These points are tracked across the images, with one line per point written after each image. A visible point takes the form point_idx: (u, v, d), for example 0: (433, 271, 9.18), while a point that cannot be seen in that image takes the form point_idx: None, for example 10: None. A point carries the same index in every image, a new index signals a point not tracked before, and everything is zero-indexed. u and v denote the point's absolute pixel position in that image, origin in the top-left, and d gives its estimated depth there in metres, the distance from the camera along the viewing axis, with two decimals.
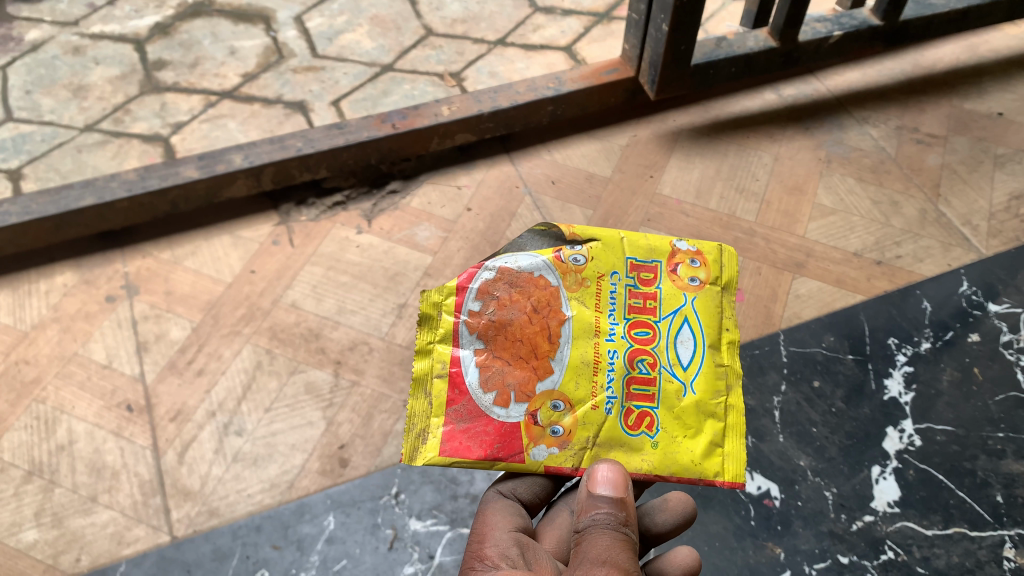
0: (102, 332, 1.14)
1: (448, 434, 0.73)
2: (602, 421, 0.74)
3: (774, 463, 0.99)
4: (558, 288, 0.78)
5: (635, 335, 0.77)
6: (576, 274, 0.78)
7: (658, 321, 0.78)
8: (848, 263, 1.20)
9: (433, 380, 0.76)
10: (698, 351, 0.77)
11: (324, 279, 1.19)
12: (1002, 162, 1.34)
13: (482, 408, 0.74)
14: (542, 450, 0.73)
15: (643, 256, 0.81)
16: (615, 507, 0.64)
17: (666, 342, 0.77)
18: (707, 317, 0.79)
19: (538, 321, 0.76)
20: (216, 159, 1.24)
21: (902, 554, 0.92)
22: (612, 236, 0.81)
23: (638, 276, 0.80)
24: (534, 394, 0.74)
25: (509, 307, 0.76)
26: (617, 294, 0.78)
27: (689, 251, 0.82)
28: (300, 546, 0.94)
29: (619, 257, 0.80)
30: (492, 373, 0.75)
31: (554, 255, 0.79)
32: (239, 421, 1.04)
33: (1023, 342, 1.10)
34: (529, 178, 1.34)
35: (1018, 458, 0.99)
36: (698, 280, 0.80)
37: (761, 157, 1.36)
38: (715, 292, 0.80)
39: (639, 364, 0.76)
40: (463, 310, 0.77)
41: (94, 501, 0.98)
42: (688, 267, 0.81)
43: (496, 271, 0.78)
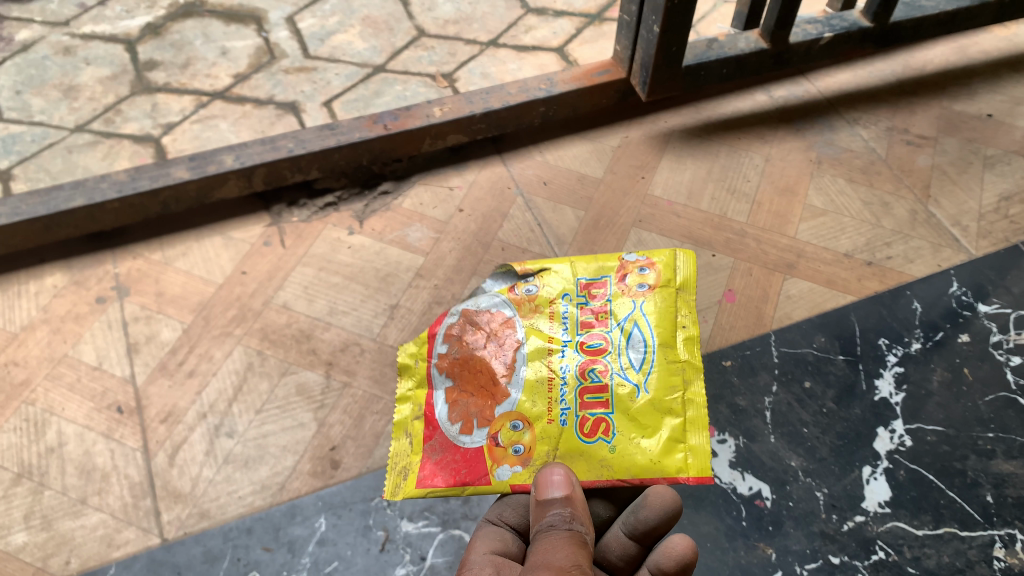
0: (92, 333, 1.13)
1: (423, 466, 0.92)
2: (559, 432, 0.90)
3: (766, 463, 1.00)
4: (514, 318, 1.00)
5: (587, 348, 0.96)
6: (530, 302, 1.01)
7: (609, 331, 0.97)
8: (839, 263, 1.20)
9: (412, 423, 0.96)
10: (648, 355, 0.94)
11: (315, 280, 1.19)
12: (991, 163, 1.34)
13: (450, 437, 0.93)
14: (506, 470, 0.89)
15: (594, 277, 1.04)
16: (562, 506, 0.67)
17: (617, 350, 0.95)
18: (655, 321, 0.97)
19: (496, 352, 0.97)
20: (207, 159, 1.23)
21: (893, 554, 0.93)
22: (560, 264, 1.06)
23: (588, 295, 1.01)
24: (494, 419, 0.92)
25: (469, 346, 0.99)
26: (569, 314, 1.00)
27: (639, 262, 1.04)
28: (291, 548, 0.94)
29: (570, 282, 1.03)
30: (459, 409, 0.94)
31: (511, 292, 1.03)
32: (230, 423, 1.04)
33: (1012, 342, 1.10)
34: (521, 179, 1.34)
35: (1008, 458, 1.00)
36: (647, 285, 1.01)
37: (752, 158, 1.36)
38: (668, 294, 1.00)
39: (591, 375, 0.94)
40: (434, 355, 1.00)
41: (84, 503, 0.98)
42: (638, 276, 1.03)
43: (459, 315, 1.02)
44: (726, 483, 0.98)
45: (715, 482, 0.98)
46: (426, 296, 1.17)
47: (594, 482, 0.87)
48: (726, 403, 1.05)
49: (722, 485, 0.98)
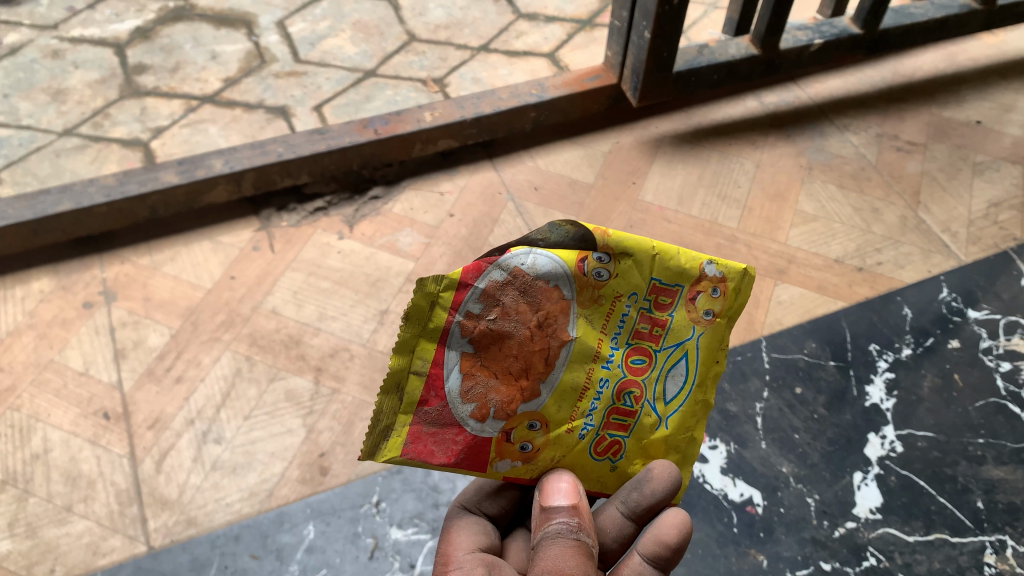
0: (79, 338, 1.12)
1: (414, 434, 0.64)
2: (574, 445, 0.67)
3: (757, 469, 0.99)
4: (571, 302, 0.64)
5: (631, 363, 0.67)
6: (593, 290, 0.64)
7: (658, 351, 0.67)
8: (830, 269, 1.20)
9: (408, 375, 0.64)
10: (686, 386, 0.68)
11: (305, 285, 1.18)
12: (980, 169, 1.35)
13: (456, 416, 0.64)
14: (506, 464, 0.66)
15: (669, 280, 0.65)
16: (567, 516, 0.62)
17: (658, 374, 0.68)
18: (708, 353, 0.68)
19: (539, 339, 0.64)
20: (196, 164, 1.23)
21: (884, 560, 0.92)
22: (647, 246, 0.64)
23: (655, 300, 0.66)
24: (515, 413, 0.65)
25: (513, 318, 0.63)
26: (627, 318, 0.66)
27: (716, 277, 0.65)
28: (279, 555, 0.93)
29: (643, 277, 0.64)
30: (476, 386, 0.64)
31: (577, 264, 0.63)
32: (218, 429, 1.03)
33: (1001, 348, 1.11)
34: (512, 184, 1.33)
35: (998, 463, 1.00)
36: (713, 314, 0.66)
37: (742, 164, 1.37)
38: (724, 327, 0.67)
39: (626, 397, 0.67)
40: (460, 310, 0.63)
41: (69, 510, 0.96)
42: (707, 297, 0.66)
43: (508, 272, 0.62)
44: (718, 489, 0.98)
45: (706, 488, 0.98)
46: None
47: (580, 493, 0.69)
48: (717, 408, 1.04)
49: (713, 492, 0.98)
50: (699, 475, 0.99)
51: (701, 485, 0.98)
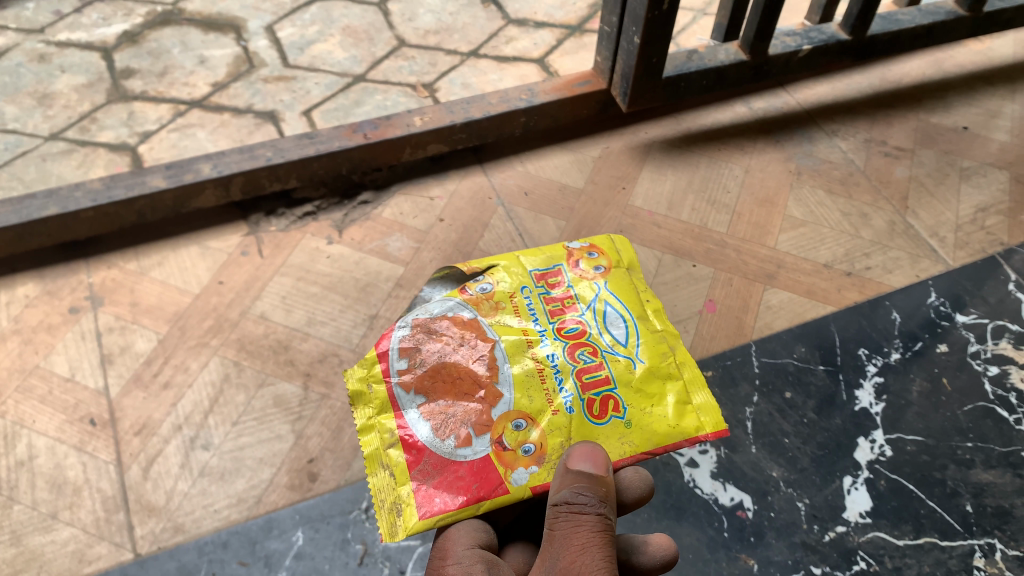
0: (64, 344, 1.11)
1: (419, 494, 0.77)
2: (568, 421, 0.82)
3: (747, 474, 0.99)
4: (476, 319, 0.89)
5: (567, 336, 0.90)
6: (489, 301, 0.91)
7: (581, 317, 0.92)
8: (818, 274, 1.21)
9: (387, 453, 0.80)
10: (628, 329, 0.92)
11: (293, 290, 1.18)
12: (968, 175, 1.36)
13: (446, 456, 0.79)
14: (522, 473, 0.78)
15: (546, 266, 0.97)
16: (590, 488, 0.64)
17: (598, 330, 0.91)
18: (623, 296, 0.96)
19: (466, 352, 0.86)
20: (184, 168, 1.22)
21: (874, 564, 0.92)
22: (511, 259, 0.98)
23: (548, 287, 0.95)
24: (493, 422, 0.81)
25: (433, 355, 0.85)
26: (534, 305, 0.93)
27: (583, 247, 1.01)
28: (268, 562, 0.92)
29: (525, 275, 0.96)
30: (444, 425, 0.80)
31: (463, 295, 0.92)
32: (206, 435, 1.02)
33: (989, 352, 1.11)
34: (501, 188, 1.33)
35: (987, 467, 1.00)
36: (601, 268, 0.99)
37: (732, 169, 1.37)
38: (621, 273, 0.99)
39: (582, 357, 0.88)
40: (392, 374, 0.84)
41: (54, 518, 0.95)
42: (590, 262, 0.99)
43: (409, 327, 0.87)
44: (708, 493, 0.98)
45: (697, 492, 0.98)
46: (405, 306, 1.16)
47: (618, 462, 0.81)
48: None
49: (704, 496, 0.97)
50: (690, 479, 0.99)
51: (692, 489, 0.98)
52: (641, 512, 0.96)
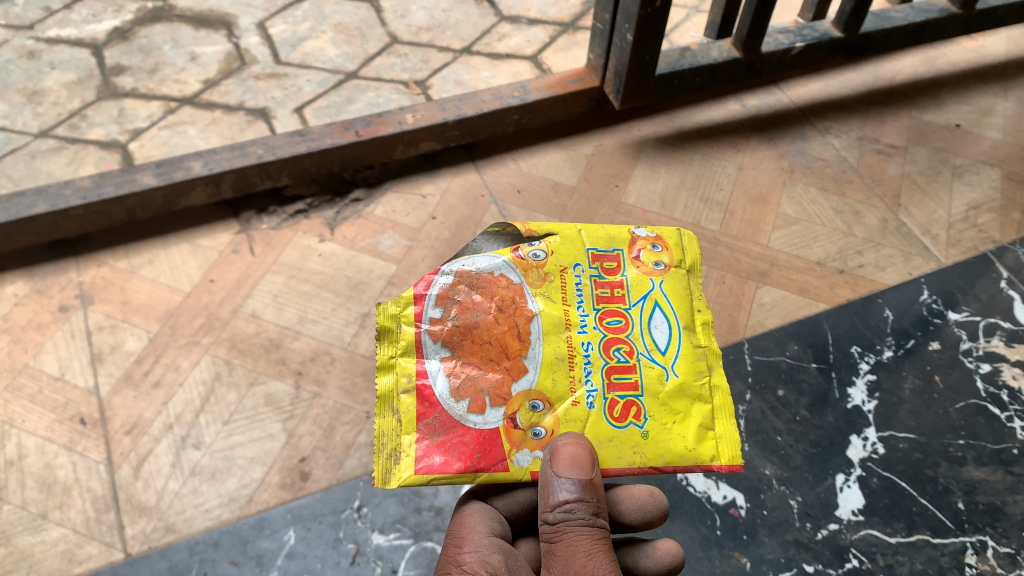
0: (54, 343, 1.10)
1: (422, 449, 0.71)
2: (587, 416, 0.72)
3: (740, 472, 0.99)
4: (522, 285, 0.77)
5: (607, 325, 0.76)
6: (538, 270, 0.78)
7: (628, 308, 0.77)
8: (811, 272, 1.21)
9: (400, 396, 0.73)
10: (673, 334, 0.76)
11: (285, 288, 1.17)
12: (960, 172, 1.36)
13: (456, 417, 0.71)
14: (525, 455, 0.70)
15: (604, 247, 0.81)
16: (582, 498, 0.65)
17: (640, 329, 0.76)
18: (675, 299, 0.78)
19: (504, 318, 0.75)
20: (174, 166, 1.21)
21: (866, 562, 0.93)
22: (570, 229, 0.81)
23: (601, 267, 0.79)
24: (509, 395, 0.72)
25: (473, 310, 0.75)
26: (582, 285, 0.78)
27: (649, 237, 0.82)
28: (260, 561, 0.92)
29: (579, 250, 0.80)
30: (463, 380, 0.72)
31: (514, 255, 0.78)
32: (197, 434, 1.01)
33: (981, 350, 1.11)
34: (494, 186, 1.33)
35: (979, 464, 1.00)
36: (663, 265, 0.80)
37: (725, 167, 1.37)
38: (681, 275, 0.80)
39: (616, 353, 0.75)
40: (424, 319, 0.75)
41: (44, 518, 0.94)
42: (651, 254, 0.81)
43: (453, 275, 0.77)
44: (701, 492, 0.98)
45: (689, 491, 0.98)
46: None
47: (624, 471, 0.70)
48: None
49: (697, 494, 0.97)
50: (682, 477, 0.98)
51: (685, 487, 0.98)
52: None
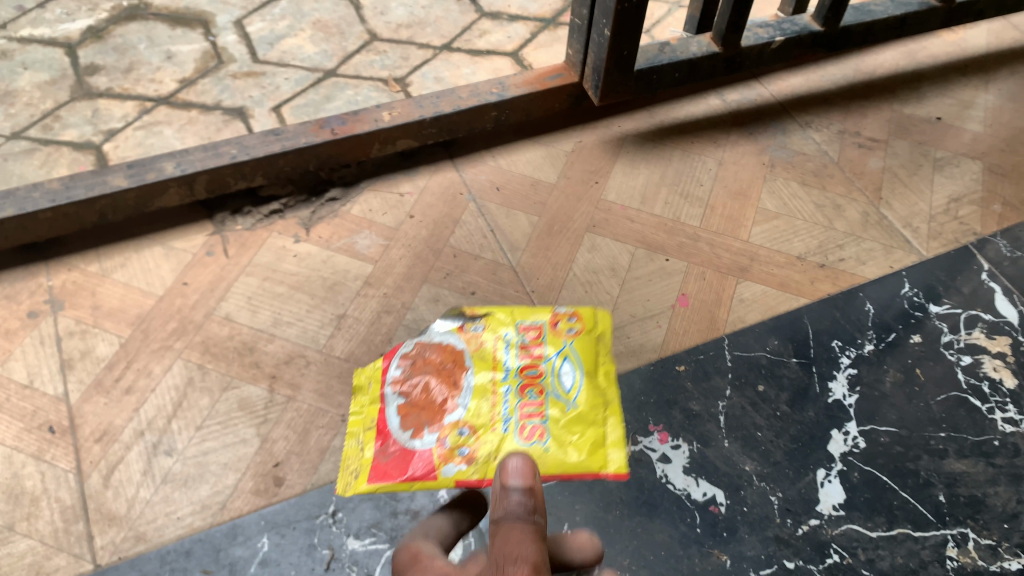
0: (23, 350, 1.08)
1: (375, 466, 0.85)
2: (498, 440, 0.83)
3: (719, 468, 0.98)
4: (464, 350, 0.93)
5: (526, 373, 0.90)
6: (477, 339, 0.94)
7: (544, 361, 0.91)
8: (792, 266, 1.20)
9: (364, 433, 0.90)
10: (578, 377, 0.89)
11: (259, 290, 1.15)
12: (941, 165, 1.35)
13: (401, 442, 0.85)
14: (452, 467, 0.81)
15: (530, 319, 0.95)
16: (523, 495, 0.56)
17: (551, 375, 0.89)
18: (583, 355, 0.91)
19: (447, 370, 0.91)
20: (145, 167, 1.19)
21: (847, 556, 0.91)
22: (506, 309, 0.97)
23: (527, 335, 0.94)
24: (443, 424, 0.85)
25: (423, 367, 0.92)
26: (508, 349, 0.93)
27: (567, 313, 0.95)
28: (232, 569, 0.90)
29: (511, 321, 0.95)
30: (413, 411, 0.87)
31: (460, 329, 0.96)
32: (169, 441, 1.00)
33: (962, 342, 1.11)
34: (473, 184, 1.31)
35: (960, 457, 0.99)
36: (574, 330, 0.93)
37: (705, 162, 1.36)
38: (592, 339, 0.93)
39: (529, 393, 0.88)
40: (389, 377, 0.93)
41: (11, 529, 0.92)
42: (566, 326, 0.94)
43: (414, 346, 0.95)
44: (681, 490, 0.97)
45: (669, 489, 0.97)
46: (374, 305, 1.14)
47: None
48: (680, 409, 1.04)
49: (676, 492, 0.96)
50: (662, 476, 0.98)
51: (664, 485, 0.97)
52: (612, 509, 0.95)
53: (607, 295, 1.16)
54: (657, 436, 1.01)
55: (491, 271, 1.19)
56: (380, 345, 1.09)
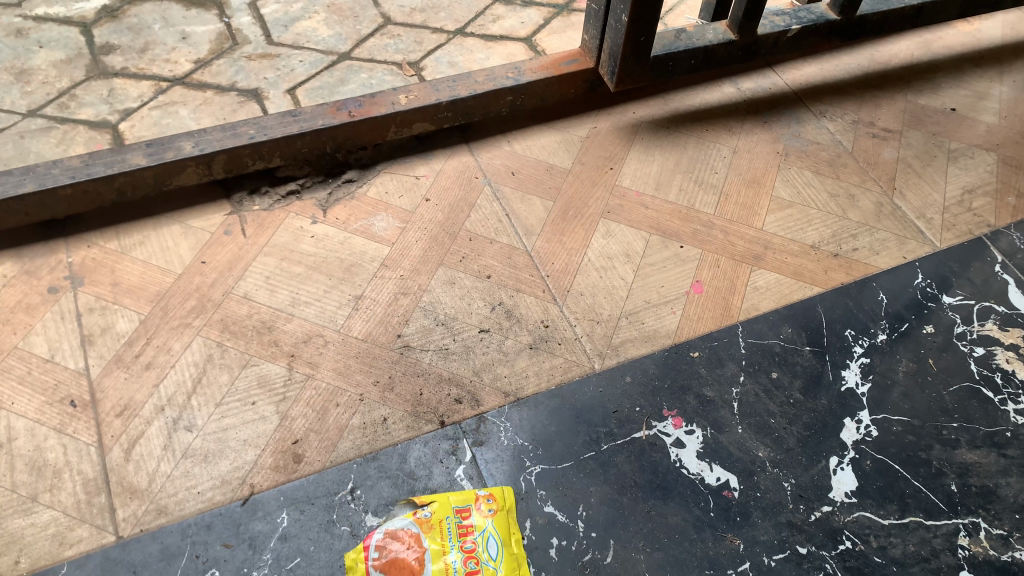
0: (43, 325, 1.09)
1: None
2: None
3: (733, 454, 1.00)
4: (421, 538, 0.92)
5: (465, 548, 0.92)
6: (429, 528, 0.93)
7: (476, 534, 0.92)
8: (806, 255, 1.21)
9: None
10: (501, 542, 0.92)
11: (277, 269, 1.16)
12: (955, 156, 1.35)
13: None
14: None
15: (462, 503, 0.95)
16: None
17: (478, 541, 0.92)
18: (502, 525, 0.93)
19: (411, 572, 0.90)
20: (165, 146, 1.20)
21: (860, 543, 0.93)
22: (446, 502, 0.95)
23: (461, 517, 0.94)
24: None
25: (394, 560, 0.90)
26: (449, 529, 0.93)
27: (483, 495, 0.95)
28: (252, 543, 0.91)
29: (450, 514, 0.94)
30: None
31: (415, 520, 0.93)
32: (189, 416, 1.01)
33: (975, 333, 1.12)
34: (488, 168, 1.32)
35: (972, 447, 1.01)
36: (492, 509, 0.94)
37: (719, 150, 1.36)
38: (505, 509, 0.94)
39: (467, 562, 0.91)
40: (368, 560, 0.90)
41: (35, 500, 0.94)
42: (484, 505, 0.94)
43: (379, 547, 0.91)
44: (694, 474, 0.98)
45: (683, 473, 0.98)
46: (391, 287, 1.15)
47: None
48: (694, 395, 1.05)
49: (690, 477, 0.98)
50: (676, 460, 0.99)
51: (678, 470, 0.98)
52: (627, 492, 0.96)
53: (622, 281, 1.17)
54: (671, 421, 1.02)
55: (507, 255, 1.20)
56: (396, 326, 1.11)
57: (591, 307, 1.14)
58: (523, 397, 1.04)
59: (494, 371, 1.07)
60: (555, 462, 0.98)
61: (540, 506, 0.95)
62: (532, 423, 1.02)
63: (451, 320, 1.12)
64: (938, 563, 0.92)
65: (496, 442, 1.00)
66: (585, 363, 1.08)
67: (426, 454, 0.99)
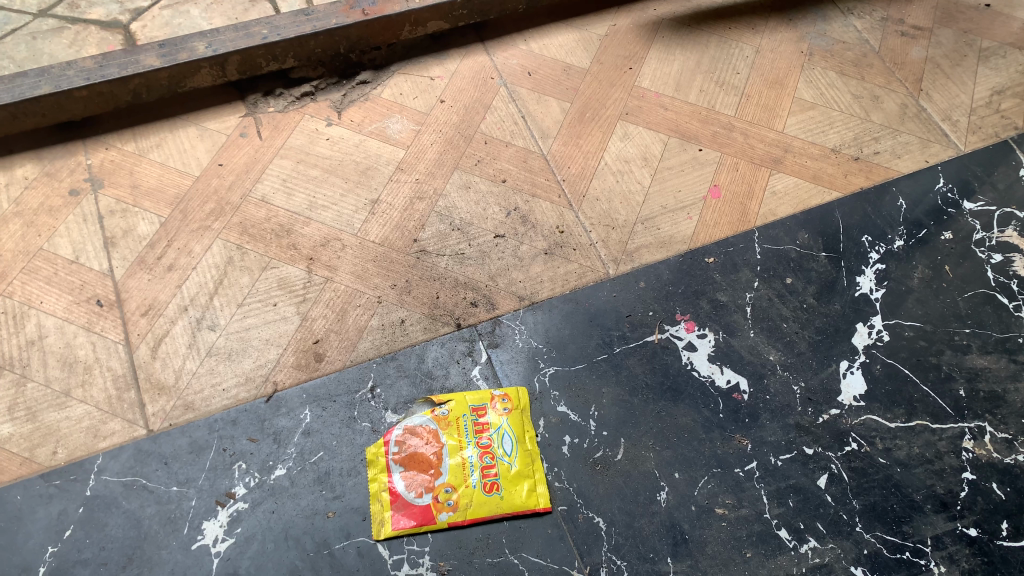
0: (67, 226, 1.11)
1: (390, 506, 0.90)
2: (470, 497, 0.91)
3: (744, 357, 1.01)
4: (439, 435, 0.95)
5: (481, 444, 0.95)
6: (447, 427, 0.96)
7: (492, 432, 0.95)
8: (826, 158, 1.19)
9: (373, 483, 0.92)
10: (515, 439, 0.95)
11: (294, 172, 1.17)
12: (986, 56, 1.31)
13: (408, 500, 0.90)
14: (445, 513, 0.90)
15: (477, 403, 0.97)
16: None
17: (493, 439, 0.95)
18: (516, 423, 0.96)
19: (430, 468, 0.93)
20: (178, 46, 1.19)
21: (865, 445, 0.95)
22: (462, 399, 0.98)
23: (477, 417, 0.96)
24: (432, 484, 0.92)
25: (414, 456, 0.94)
26: (465, 428, 0.96)
27: (498, 396, 0.98)
28: (277, 438, 0.95)
29: (467, 414, 0.97)
30: (413, 483, 0.92)
31: (433, 418, 0.96)
32: (212, 316, 1.04)
33: (994, 240, 1.11)
34: (504, 69, 1.29)
35: (983, 352, 1.01)
36: (506, 407, 0.97)
37: (742, 50, 1.33)
38: (518, 409, 0.97)
39: (483, 458, 0.94)
40: (389, 458, 0.93)
41: (68, 395, 0.97)
42: (499, 404, 0.97)
43: (401, 443, 0.94)
44: (705, 376, 1.00)
45: (694, 375, 1.00)
46: (407, 191, 1.15)
47: (493, 517, 0.90)
48: (707, 299, 1.06)
49: (700, 378, 1.00)
50: (687, 362, 1.01)
51: (689, 372, 1.00)
52: (638, 393, 0.98)
53: (639, 185, 1.16)
54: (684, 325, 1.04)
55: (522, 159, 1.19)
56: (413, 231, 1.11)
57: (607, 213, 1.13)
58: (538, 301, 1.06)
59: (509, 276, 1.08)
60: (568, 363, 1.01)
61: (553, 406, 0.97)
62: (546, 326, 1.03)
63: (467, 225, 1.12)
64: (942, 465, 0.94)
65: (511, 344, 1.02)
66: (600, 268, 1.08)
67: (443, 354, 1.01)
